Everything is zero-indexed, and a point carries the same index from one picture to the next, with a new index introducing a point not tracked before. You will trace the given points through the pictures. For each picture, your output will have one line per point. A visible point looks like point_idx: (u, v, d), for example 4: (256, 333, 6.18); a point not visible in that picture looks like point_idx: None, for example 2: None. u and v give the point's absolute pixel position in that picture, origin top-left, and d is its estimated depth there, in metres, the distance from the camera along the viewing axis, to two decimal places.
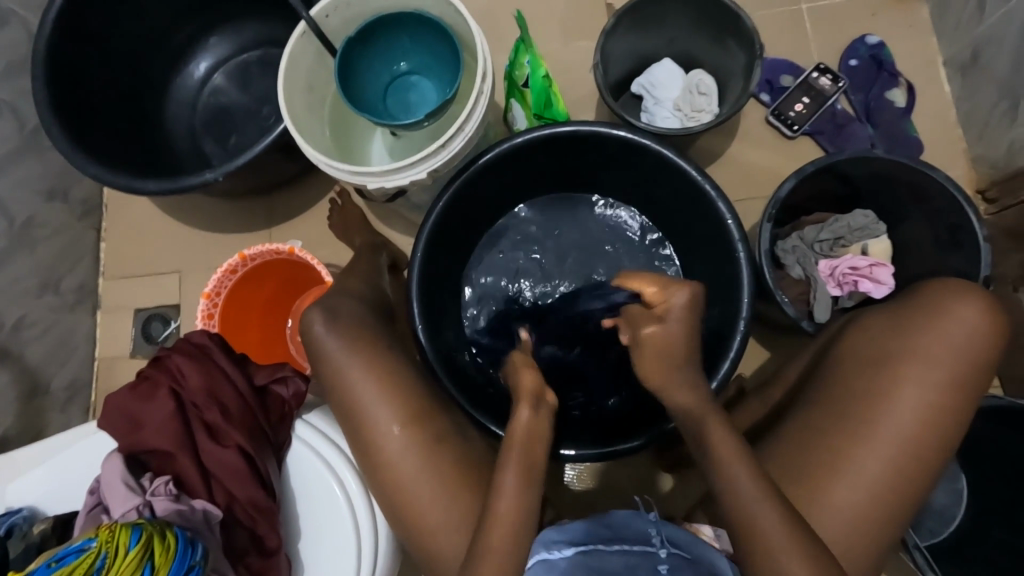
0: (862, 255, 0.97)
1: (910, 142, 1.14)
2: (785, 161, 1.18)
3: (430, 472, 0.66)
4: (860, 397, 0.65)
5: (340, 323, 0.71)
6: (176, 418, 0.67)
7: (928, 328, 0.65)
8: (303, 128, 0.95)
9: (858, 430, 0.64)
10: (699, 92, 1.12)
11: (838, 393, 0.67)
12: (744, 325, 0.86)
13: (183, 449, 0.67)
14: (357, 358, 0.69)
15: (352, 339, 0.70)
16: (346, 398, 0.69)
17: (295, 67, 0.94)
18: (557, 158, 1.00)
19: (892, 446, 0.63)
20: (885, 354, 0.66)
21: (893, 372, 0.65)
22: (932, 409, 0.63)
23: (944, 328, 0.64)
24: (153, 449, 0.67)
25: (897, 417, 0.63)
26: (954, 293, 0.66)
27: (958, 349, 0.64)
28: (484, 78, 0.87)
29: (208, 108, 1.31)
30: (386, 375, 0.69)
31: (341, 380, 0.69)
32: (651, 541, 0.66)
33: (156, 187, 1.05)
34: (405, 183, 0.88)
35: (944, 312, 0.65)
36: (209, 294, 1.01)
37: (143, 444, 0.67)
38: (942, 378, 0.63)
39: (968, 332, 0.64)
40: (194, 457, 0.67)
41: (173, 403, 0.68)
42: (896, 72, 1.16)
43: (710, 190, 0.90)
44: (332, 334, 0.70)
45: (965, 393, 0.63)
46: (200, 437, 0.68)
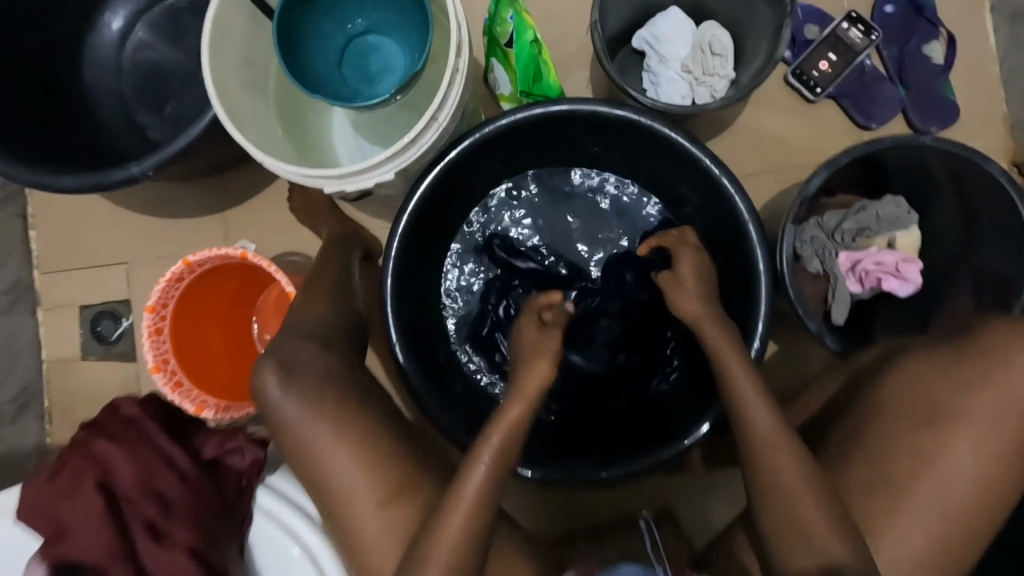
0: (889, 249, 0.87)
1: (946, 106, 1.00)
2: (803, 129, 1.04)
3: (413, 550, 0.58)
4: (900, 455, 0.59)
5: (300, 378, 0.61)
6: (106, 519, 0.63)
7: (984, 381, 0.59)
8: (244, 113, 0.78)
9: (895, 491, 0.58)
10: (712, 51, 0.95)
11: (873, 448, 0.61)
12: (760, 335, 0.77)
13: (117, 557, 0.62)
14: (335, 419, 0.60)
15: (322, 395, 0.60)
16: (319, 467, 0.60)
17: (224, 36, 0.76)
18: (548, 138, 0.87)
19: (933, 510, 0.57)
20: (937, 407, 0.60)
21: (944, 431, 0.59)
22: (985, 472, 0.57)
23: (1005, 385, 0.59)
24: (83, 558, 0.63)
25: (948, 481, 0.57)
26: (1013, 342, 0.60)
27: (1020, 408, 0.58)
28: (459, 52, 0.70)
29: (135, 70, 1.10)
30: (360, 437, 0.60)
31: (316, 445, 0.60)
32: None
33: (75, 184, 0.88)
34: (369, 186, 0.74)
35: (1004, 365, 0.59)
36: (153, 308, 0.88)
37: (73, 550, 0.63)
38: (1000, 442, 0.58)
39: None
40: (132, 563, 0.63)
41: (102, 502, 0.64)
42: (937, 21, 1.00)
43: (727, 183, 0.78)
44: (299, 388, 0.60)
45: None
46: (139, 537, 0.64)
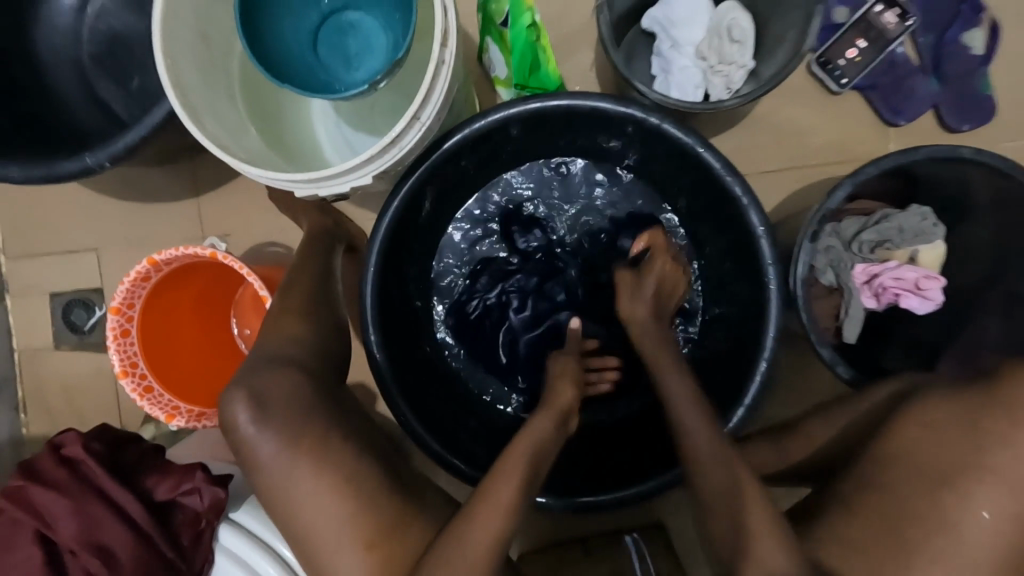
0: (910, 264, 0.80)
1: (984, 103, 0.92)
2: (825, 123, 0.96)
3: None
4: (918, 520, 0.54)
5: (273, 415, 0.54)
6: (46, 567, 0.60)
7: (1007, 443, 0.53)
8: (203, 103, 0.70)
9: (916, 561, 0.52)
10: (731, 37, 0.85)
11: (893, 506, 0.55)
12: (768, 355, 0.71)
13: None
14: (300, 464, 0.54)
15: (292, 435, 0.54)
16: (289, 516, 0.54)
17: (177, 15, 0.67)
18: (545, 134, 0.80)
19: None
20: (956, 468, 0.54)
21: (962, 496, 0.53)
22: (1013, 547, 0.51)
23: None
24: None
25: (963, 551, 0.52)
26: None
27: None
28: (444, 41, 0.62)
29: (97, 40, 1.02)
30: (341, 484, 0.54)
31: (278, 492, 0.54)
32: None
33: (21, 173, 0.79)
34: (346, 191, 0.67)
35: None
36: (118, 309, 0.82)
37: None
38: None
39: None
40: None
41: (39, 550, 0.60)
42: (981, 6, 0.90)
43: (740, 194, 0.71)
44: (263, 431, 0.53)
45: None
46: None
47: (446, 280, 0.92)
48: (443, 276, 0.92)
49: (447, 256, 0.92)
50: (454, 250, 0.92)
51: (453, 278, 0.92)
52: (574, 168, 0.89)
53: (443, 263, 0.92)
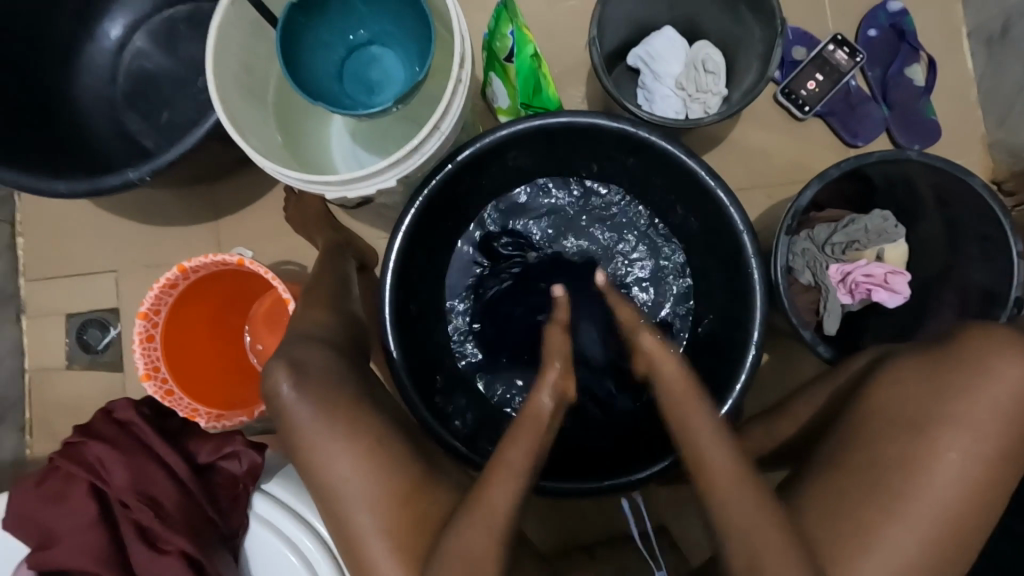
0: (878, 262, 0.89)
1: (929, 126, 1.04)
2: (792, 145, 1.07)
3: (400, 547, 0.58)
4: (895, 466, 0.59)
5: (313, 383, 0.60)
6: (95, 522, 0.65)
7: (966, 393, 0.59)
8: (244, 121, 0.79)
9: (896, 503, 0.58)
10: (705, 69, 0.98)
11: (871, 455, 0.61)
12: (755, 345, 0.78)
13: (106, 562, 0.64)
14: (334, 426, 0.60)
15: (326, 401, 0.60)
16: (324, 478, 0.60)
17: (226, 46, 0.76)
18: (545, 151, 0.89)
19: (932, 521, 0.57)
20: (923, 418, 0.60)
21: (930, 441, 0.59)
22: (979, 483, 0.57)
23: (984, 387, 0.58)
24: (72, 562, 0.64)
25: (934, 491, 0.57)
26: (996, 347, 0.59)
27: (1001, 412, 0.58)
28: (462, 64, 0.71)
29: (130, 78, 1.11)
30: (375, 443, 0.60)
31: (315, 451, 0.60)
32: None
33: (68, 188, 0.88)
34: (371, 194, 0.75)
35: (989, 368, 0.59)
36: (145, 314, 0.86)
37: (63, 559, 0.64)
38: (988, 446, 0.58)
39: (1014, 395, 0.58)
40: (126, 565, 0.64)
41: (94, 504, 0.65)
42: (918, 45, 1.04)
43: (723, 196, 0.79)
44: (302, 397, 0.60)
45: (1008, 463, 0.58)
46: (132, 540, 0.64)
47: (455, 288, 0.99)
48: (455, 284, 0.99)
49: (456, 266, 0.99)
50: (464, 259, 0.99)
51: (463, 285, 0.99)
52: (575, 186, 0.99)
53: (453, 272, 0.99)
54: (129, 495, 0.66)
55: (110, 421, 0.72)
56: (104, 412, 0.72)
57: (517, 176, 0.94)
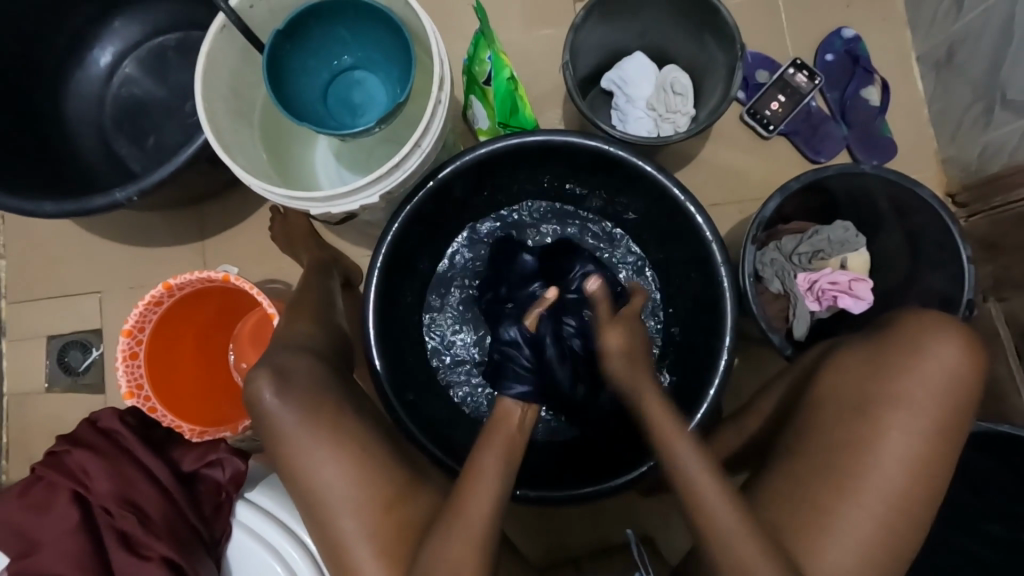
0: (841, 270, 0.93)
1: (886, 143, 1.11)
2: (760, 163, 1.13)
3: (382, 549, 0.59)
4: (843, 448, 0.62)
5: (283, 389, 0.61)
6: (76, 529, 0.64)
7: (906, 372, 0.62)
8: (232, 141, 0.82)
9: (846, 483, 0.60)
10: (674, 91, 1.04)
11: (827, 442, 0.63)
12: (727, 351, 0.81)
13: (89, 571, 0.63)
14: (310, 431, 0.61)
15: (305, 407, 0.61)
16: (296, 475, 0.61)
17: (215, 71, 0.80)
18: (522, 169, 0.93)
19: (881, 498, 0.59)
20: (867, 400, 0.63)
21: (876, 423, 0.61)
22: (921, 459, 0.60)
23: (919, 367, 0.62)
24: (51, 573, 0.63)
25: (883, 471, 0.60)
26: (930, 330, 0.63)
27: (938, 390, 0.61)
28: (440, 85, 0.75)
29: (119, 103, 1.13)
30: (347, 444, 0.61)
31: (292, 454, 0.61)
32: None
33: (55, 209, 0.89)
34: (353, 210, 0.78)
35: (926, 351, 0.62)
36: (130, 331, 0.87)
37: (39, 569, 0.63)
38: (928, 422, 0.61)
39: (949, 374, 0.61)
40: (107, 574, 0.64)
41: (76, 511, 0.65)
42: (871, 69, 1.11)
43: (690, 208, 0.83)
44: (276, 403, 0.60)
45: (950, 439, 0.61)
46: (115, 547, 0.64)
47: (435, 303, 1.01)
48: (436, 299, 1.01)
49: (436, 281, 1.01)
50: (446, 276, 1.02)
51: (443, 298, 1.01)
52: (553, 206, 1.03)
53: (434, 288, 1.01)
54: (113, 502, 0.66)
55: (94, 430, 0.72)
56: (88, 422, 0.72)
57: (497, 194, 0.98)
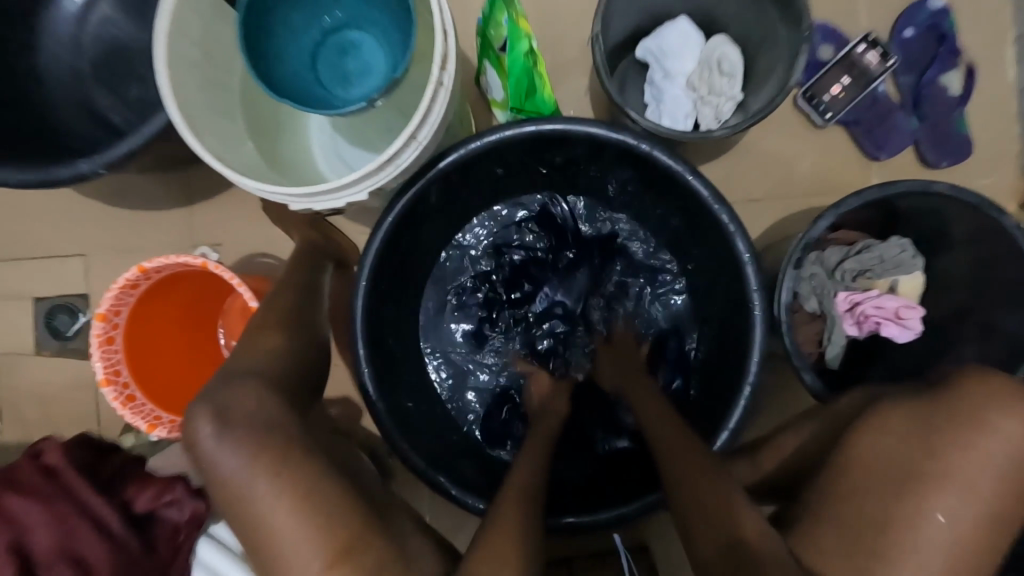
0: (890, 294, 0.82)
1: (959, 141, 0.95)
2: (809, 155, 0.99)
3: None
4: (878, 528, 0.54)
5: (237, 431, 0.53)
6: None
7: (964, 446, 0.53)
8: (205, 117, 0.71)
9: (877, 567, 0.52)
10: (720, 70, 0.89)
11: (858, 512, 0.56)
12: (751, 386, 0.71)
13: None
14: (261, 477, 0.52)
15: (258, 449, 0.52)
16: (247, 521, 0.52)
17: (182, 31, 0.68)
18: (537, 157, 0.81)
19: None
20: (911, 472, 0.55)
21: (917, 500, 0.53)
22: (970, 552, 0.51)
23: (982, 444, 0.53)
24: None
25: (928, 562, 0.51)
26: (999, 400, 0.53)
27: (1000, 472, 0.52)
28: (443, 64, 0.64)
29: (99, 49, 1.03)
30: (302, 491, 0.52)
31: (242, 504, 0.52)
32: None
33: (16, 178, 0.80)
34: (340, 206, 0.68)
35: (988, 422, 0.53)
36: (105, 316, 0.81)
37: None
38: (984, 507, 0.52)
39: (1015, 454, 0.52)
40: None
41: (13, 564, 0.63)
42: (957, 50, 0.95)
43: (727, 220, 0.72)
44: (223, 447, 0.52)
45: (1006, 529, 0.52)
46: None
47: (431, 295, 0.94)
48: (433, 291, 0.94)
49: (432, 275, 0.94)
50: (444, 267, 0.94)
51: (440, 291, 0.94)
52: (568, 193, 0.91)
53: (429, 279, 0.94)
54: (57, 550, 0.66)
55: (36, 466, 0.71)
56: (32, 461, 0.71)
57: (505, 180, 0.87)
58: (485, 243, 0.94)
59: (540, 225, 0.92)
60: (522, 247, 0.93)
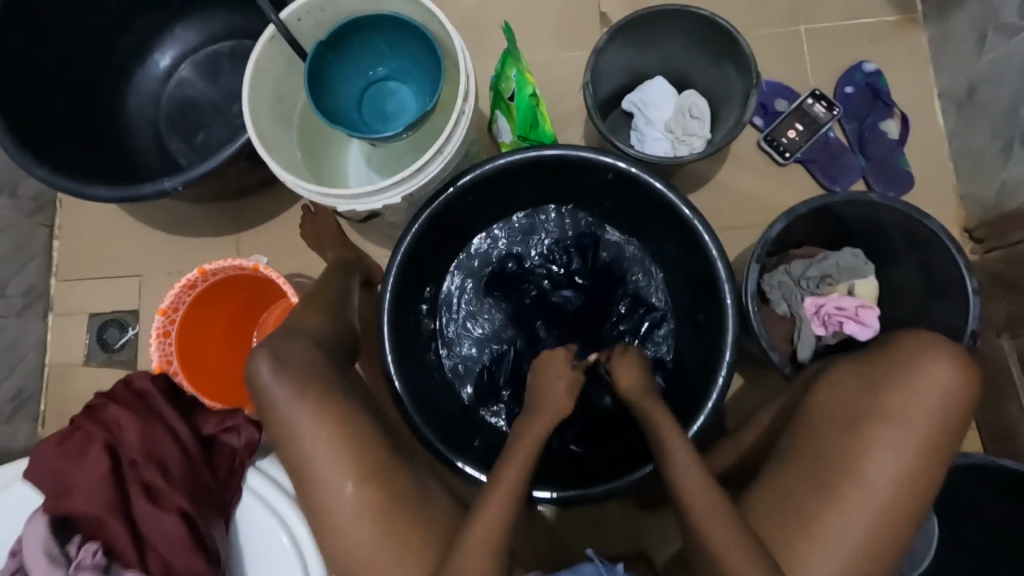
0: (849, 295, 0.95)
1: (901, 176, 1.12)
2: (775, 189, 1.15)
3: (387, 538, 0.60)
4: (832, 460, 0.64)
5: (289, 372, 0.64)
6: (108, 477, 0.69)
7: (899, 390, 0.64)
8: (272, 142, 0.90)
9: (835, 490, 0.63)
10: (692, 115, 1.07)
11: (818, 448, 0.66)
12: (726, 366, 0.82)
13: (115, 513, 0.68)
14: (308, 408, 0.63)
15: (303, 386, 0.64)
16: (292, 448, 0.63)
17: (262, 78, 0.88)
18: (540, 179, 0.96)
19: (868, 509, 0.62)
20: (858, 414, 0.65)
21: (864, 434, 0.64)
22: (908, 472, 0.62)
23: (914, 385, 0.64)
24: (82, 513, 0.68)
25: (870, 481, 0.62)
26: (928, 349, 0.65)
27: (929, 407, 0.63)
28: (466, 98, 0.82)
29: (173, 104, 1.21)
30: (342, 422, 0.63)
31: (290, 431, 0.63)
32: None
33: (108, 194, 0.96)
34: (379, 208, 0.84)
35: (919, 368, 0.64)
36: (165, 311, 0.93)
37: (73, 509, 0.68)
38: (917, 436, 0.63)
39: (941, 392, 0.63)
40: (128, 521, 0.68)
41: (107, 460, 0.70)
42: (891, 103, 1.13)
43: (699, 226, 0.86)
44: (279, 381, 0.64)
45: (936, 454, 0.63)
46: (138, 500, 0.69)
47: (446, 304, 1.05)
48: (446, 300, 1.06)
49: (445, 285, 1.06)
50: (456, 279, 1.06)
51: (453, 301, 1.05)
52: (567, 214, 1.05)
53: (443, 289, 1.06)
54: (140, 454, 0.71)
55: (128, 389, 0.76)
56: (123, 382, 0.76)
57: (513, 202, 1.02)
58: (494, 258, 1.06)
59: (543, 242, 1.06)
60: (527, 263, 1.06)
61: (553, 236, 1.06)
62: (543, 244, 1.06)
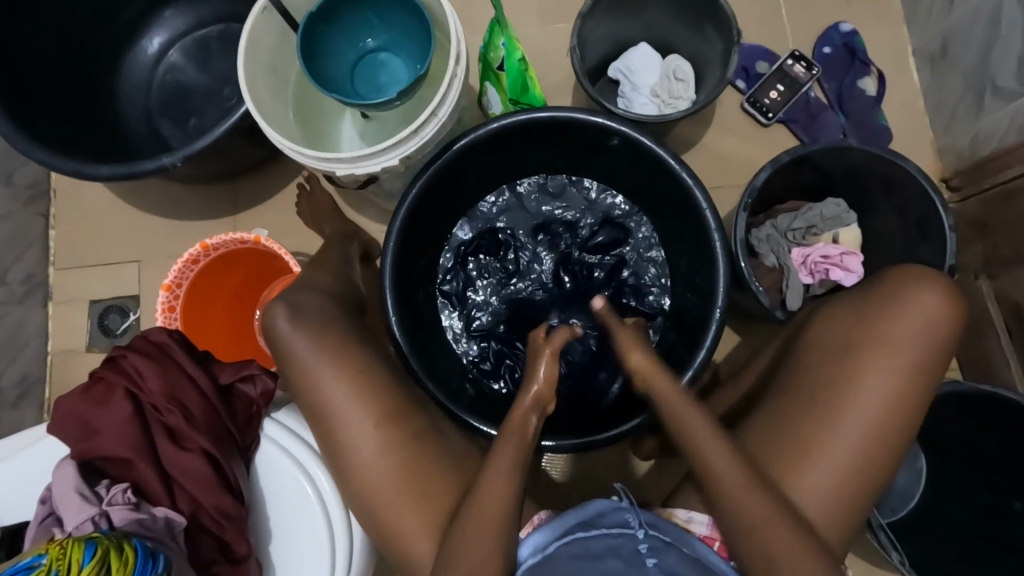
0: (834, 244, 0.98)
1: (880, 132, 1.16)
2: (758, 149, 1.18)
3: (407, 473, 0.66)
4: (826, 387, 0.69)
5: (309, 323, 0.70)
6: (134, 421, 0.71)
7: (890, 318, 0.69)
8: (269, 112, 0.92)
9: (829, 416, 0.68)
10: (676, 78, 1.10)
11: (816, 377, 0.70)
12: (719, 315, 0.86)
13: (142, 454, 0.71)
14: (327, 357, 0.69)
15: (319, 337, 0.69)
16: (313, 395, 0.69)
17: (256, 50, 0.90)
18: (531, 143, 0.99)
19: (858, 429, 0.67)
20: (851, 343, 0.70)
21: (858, 361, 0.69)
22: (894, 394, 0.67)
23: (904, 315, 0.69)
24: (110, 456, 0.71)
25: (862, 404, 0.67)
26: (917, 281, 0.70)
27: (916, 334, 0.68)
28: (457, 61, 0.84)
29: (164, 87, 1.21)
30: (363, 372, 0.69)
31: (313, 382, 0.68)
32: (629, 524, 0.66)
33: (108, 171, 0.97)
34: (377, 170, 0.86)
35: (907, 298, 0.69)
36: (169, 286, 0.96)
37: (102, 450, 0.71)
38: (905, 359, 0.68)
39: (927, 319, 0.68)
40: (155, 461, 0.71)
41: (131, 405, 0.72)
42: (868, 61, 1.17)
43: (688, 178, 0.88)
44: (298, 331, 0.69)
45: (923, 378, 0.67)
46: (164, 442, 0.71)
47: (446, 273, 1.08)
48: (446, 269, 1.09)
49: (443, 253, 1.09)
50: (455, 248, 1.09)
51: (454, 269, 1.09)
52: (561, 180, 1.09)
53: (442, 258, 1.09)
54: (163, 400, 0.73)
55: (146, 342, 0.77)
56: (140, 335, 0.77)
57: (508, 168, 1.05)
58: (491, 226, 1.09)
59: (540, 207, 1.10)
60: (524, 229, 1.09)
61: (548, 202, 1.10)
62: (540, 210, 1.10)
